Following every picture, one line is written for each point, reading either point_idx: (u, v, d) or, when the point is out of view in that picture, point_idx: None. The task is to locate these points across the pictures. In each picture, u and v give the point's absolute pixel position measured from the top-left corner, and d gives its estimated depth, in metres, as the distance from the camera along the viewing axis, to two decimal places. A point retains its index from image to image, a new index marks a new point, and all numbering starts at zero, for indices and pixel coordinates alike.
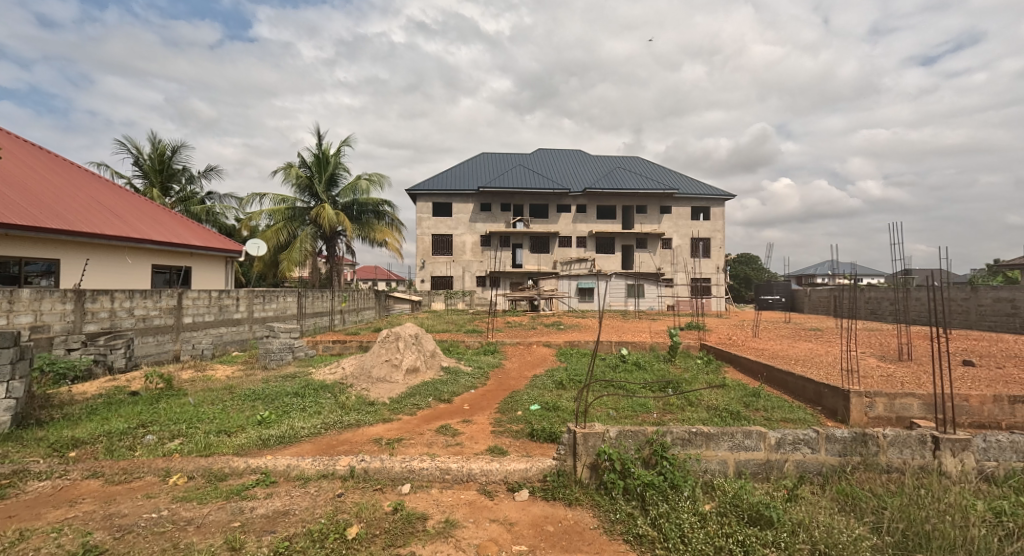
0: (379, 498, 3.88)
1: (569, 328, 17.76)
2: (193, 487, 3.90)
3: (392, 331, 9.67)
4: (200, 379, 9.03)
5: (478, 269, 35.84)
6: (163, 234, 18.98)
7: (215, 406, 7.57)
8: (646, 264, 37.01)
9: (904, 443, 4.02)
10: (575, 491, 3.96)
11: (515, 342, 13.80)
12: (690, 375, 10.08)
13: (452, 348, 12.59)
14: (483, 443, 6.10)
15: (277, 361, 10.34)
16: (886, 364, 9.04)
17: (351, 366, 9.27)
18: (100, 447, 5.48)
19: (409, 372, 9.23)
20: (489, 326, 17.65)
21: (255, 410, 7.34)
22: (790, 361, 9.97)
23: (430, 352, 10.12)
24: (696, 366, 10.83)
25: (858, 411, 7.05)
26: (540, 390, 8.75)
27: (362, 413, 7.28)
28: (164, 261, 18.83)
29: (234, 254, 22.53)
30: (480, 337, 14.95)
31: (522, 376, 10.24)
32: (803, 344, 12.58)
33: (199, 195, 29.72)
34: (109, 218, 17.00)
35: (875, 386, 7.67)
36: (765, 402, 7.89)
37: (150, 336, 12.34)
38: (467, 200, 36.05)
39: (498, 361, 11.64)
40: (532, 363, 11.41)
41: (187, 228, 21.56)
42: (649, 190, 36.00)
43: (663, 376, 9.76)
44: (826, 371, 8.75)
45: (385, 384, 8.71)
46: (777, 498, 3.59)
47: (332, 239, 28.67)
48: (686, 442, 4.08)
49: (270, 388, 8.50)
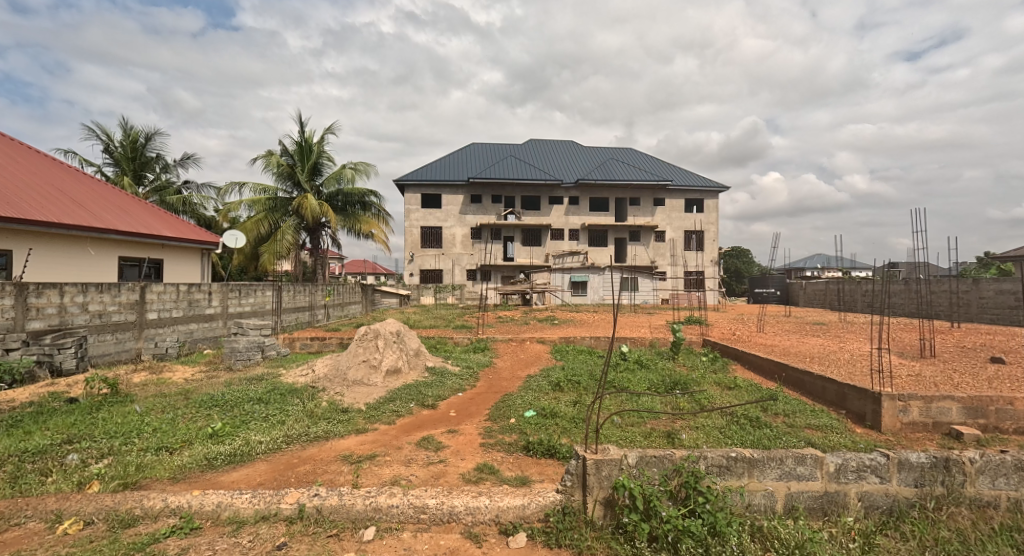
0: (332, 549, 3.00)
1: (564, 323, 16.89)
2: (86, 538, 2.99)
3: (371, 328, 8.78)
4: (153, 383, 8.05)
5: (468, 262, 34.85)
6: (131, 223, 17.76)
7: (164, 416, 6.62)
8: (640, 257, 36.31)
9: (998, 471, 3.24)
10: (586, 536, 3.11)
11: (507, 338, 12.95)
12: (698, 375, 9.30)
13: (439, 346, 11.69)
14: (470, 460, 5.26)
15: (244, 362, 9.33)
16: (911, 362, 8.29)
17: (324, 367, 8.36)
18: (5, 473, 4.55)
19: (390, 373, 8.31)
20: (479, 321, 16.74)
21: (210, 421, 6.39)
22: (804, 359, 9.23)
23: (414, 350, 9.24)
24: (702, 365, 10.08)
25: (889, 415, 6.33)
26: (536, 393, 7.92)
27: (331, 422, 6.35)
28: (132, 252, 17.60)
29: (210, 246, 21.32)
30: (469, 333, 14.07)
31: (515, 376, 9.37)
32: (813, 340, 11.85)
33: (175, 184, 28.34)
34: (69, 206, 15.81)
35: (907, 386, 6.89)
36: (785, 405, 7.12)
37: (107, 334, 11.30)
38: (457, 192, 34.97)
39: (488, 359, 10.75)
40: (526, 362, 10.55)
41: (158, 218, 20.35)
42: (643, 182, 35.22)
43: (668, 375, 8.97)
44: (848, 370, 7.98)
45: (362, 388, 7.78)
46: (852, 552, 2.81)
47: (316, 231, 27.55)
48: (724, 471, 3.26)
49: (231, 393, 7.54)
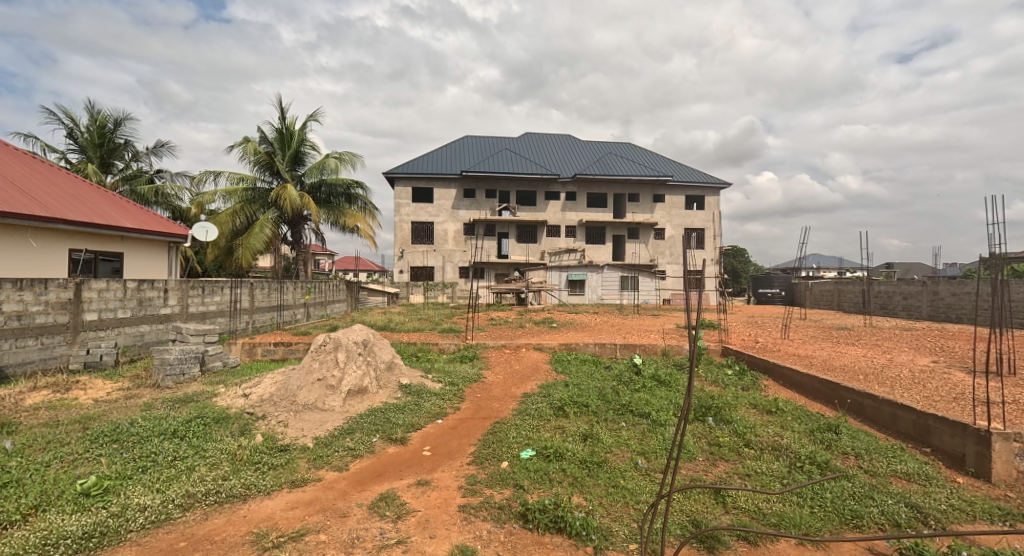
0: None
1: (563, 326, 15.27)
2: None
3: (330, 337, 7.10)
4: (48, 407, 6.32)
5: (461, 259, 33.17)
6: (84, 212, 15.95)
7: (37, 458, 4.89)
8: (639, 255, 34.90)
9: None
10: None
11: (499, 344, 11.33)
12: (727, 394, 7.74)
13: (420, 355, 10.02)
14: (439, 540, 3.68)
15: (174, 378, 7.52)
16: (999, 386, 6.70)
17: (273, 386, 6.71)
18: None
19: (354, 394, 6.68)
20: (470, 323, 15.07)
21: (95, 468, 4.66)
22: (856, 376, 7.65)
23: (386, 364, 7.63)
24: (729, 382, 8.53)
25: (1002, 462, 4.76)
26: (534, 422, 6.36)
27: (259, 471, 4.66)
28: (83, 243, 15.74)
29: (177, 239, 19.46)
30: (457, 339, 12.40)
31: (509, 395, 7.78)
32: (852, 349, 10.29)
33: (147, 173, 26.39)
34: (8, 189, 13.95)
35: (1018, 422, 5.31)
36: (853, 442, 5.52)
37: (29, 338, 9.58)
38: (449, 186, 33.27)
39: (477, 372, 9.15)
40: (523, 375, 8.97)
41: (120, 208, 18.54)
42: (643, 177, 33.74)
43: (695, 396, 7.39)
44: (923, 395, 6.40)
45: (314, 415, 6.12)
46: None
47: (297, 224, 25.74)
48: None
49: (144, 423, 5.80)
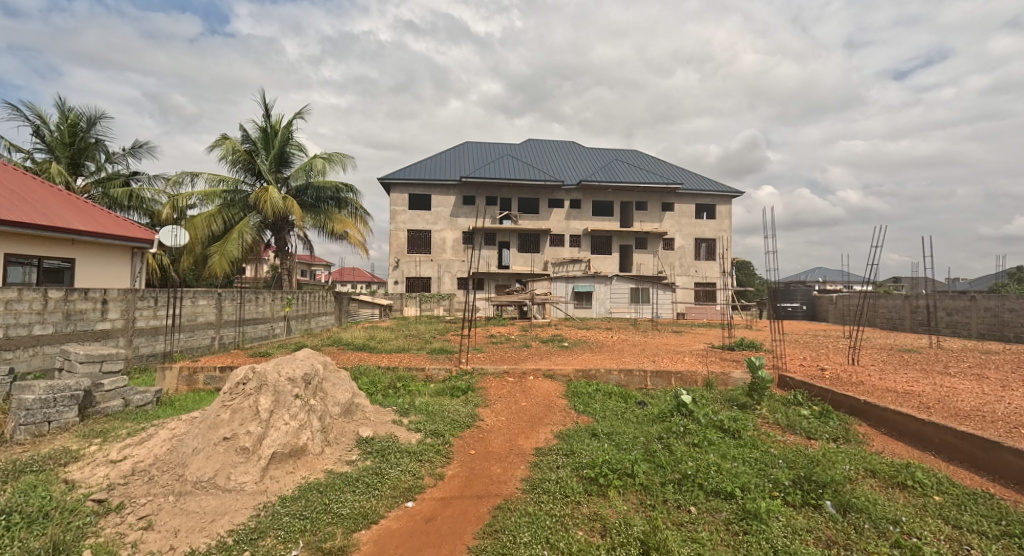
0: None
1: (577, 345, 12.96)
2: None
3: (255, 371, 4.88)
4: None
5: (459, 270, 30.94)
6: (25, 209, 13.72)
7: None
8: (648, 266, 32.76)
9: None
10: None
11: (501, 371, 9.01)
12: (826, 449, 5.42)
13: (398, 388, 7.71)
14: None
15: (33, 430, 5.25)
16: None
17: (160, 448, 4.45)
18: None
19: (281, 460, 4.42)
20: (467, 341, 12.76)
21: None
22: (1014, 430, 5.29)
23: (342, 408, 5.46)
24: (813, 426, 6.27)
25: None
26: (558, 512, 3.99)
27: None
28: (25, 247, 13.52)
29: (141, 243, 17.23)
30: (449, 362, 10.07)
31: (517, 452, 5.45)
32: (959, 382, 7.87)
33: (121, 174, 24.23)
34: None
35: None
36: None
37: None
38: (448, 192, 31.21)
39: (470, 410, 6.88)
40: (533, 418, 6.68)
41: (75, 209, 16.37)
42: (652, 184, 31.72)
43: (787, 456, 5.06)
44: None
45: (208, 500, 3.85)
46: None
47: (281, 229, 23.59)
48: None
49: None
